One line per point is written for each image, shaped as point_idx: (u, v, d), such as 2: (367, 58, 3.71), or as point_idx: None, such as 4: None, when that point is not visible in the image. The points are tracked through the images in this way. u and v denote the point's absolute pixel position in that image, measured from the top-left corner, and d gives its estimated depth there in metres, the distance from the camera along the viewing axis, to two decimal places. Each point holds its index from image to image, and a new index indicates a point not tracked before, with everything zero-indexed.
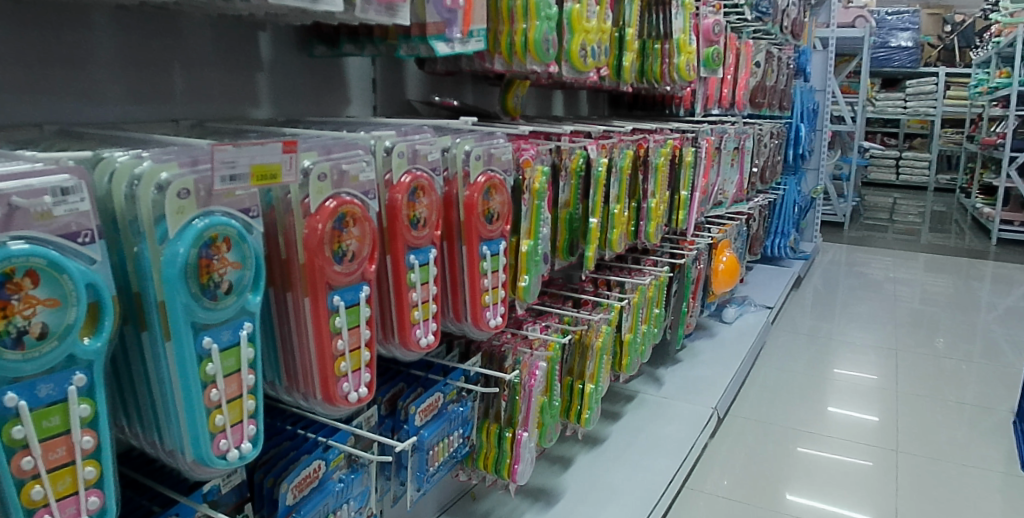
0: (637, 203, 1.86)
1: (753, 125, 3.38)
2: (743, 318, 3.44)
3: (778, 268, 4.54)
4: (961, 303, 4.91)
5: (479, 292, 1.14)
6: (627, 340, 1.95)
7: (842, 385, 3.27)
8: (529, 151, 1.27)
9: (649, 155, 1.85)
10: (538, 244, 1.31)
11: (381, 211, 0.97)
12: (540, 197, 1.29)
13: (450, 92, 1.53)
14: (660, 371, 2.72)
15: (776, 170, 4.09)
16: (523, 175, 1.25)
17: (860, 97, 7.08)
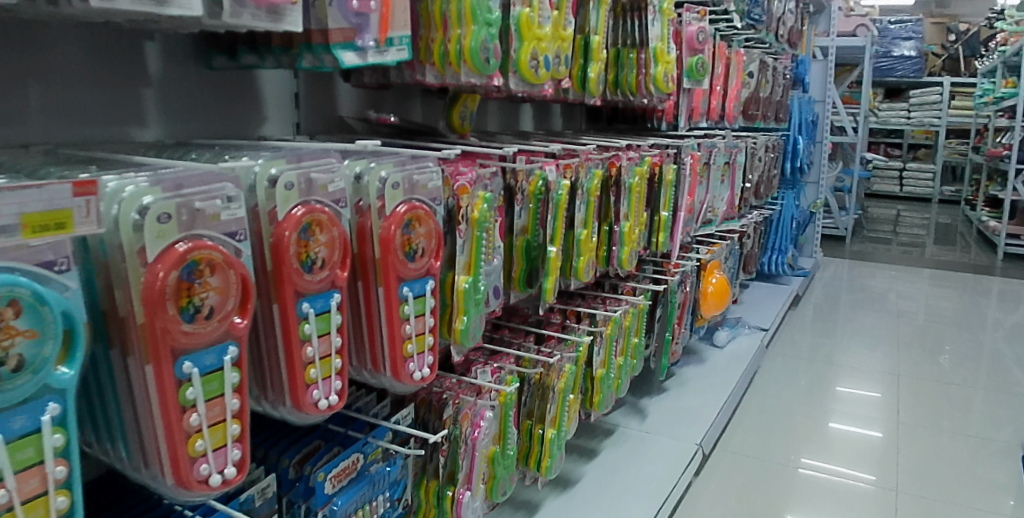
0: (610, 226, 1.69)
1: (745, 138, 3.22)
2: (736, 341, 3.27)
3: (775, 286, 4.37)
4: (966, 320, 4.73)
5: (401, 339, 0.98)
6: (599, 376, 1.79)
7: (841, 410, 3.09)
8: (467, 175, 1.12)
9: (622, 175, 1.70)
10: (479, 281, 1.15)
11: (265, 251, 0.81)
12: (481, 227, 1.14)
13: (391, 106, 1.38)
14: (644, 401, 2.55)
15: (771, 184, 3.92)
16: (458, 203, 1.09)
17: (861, 108, 6.92)
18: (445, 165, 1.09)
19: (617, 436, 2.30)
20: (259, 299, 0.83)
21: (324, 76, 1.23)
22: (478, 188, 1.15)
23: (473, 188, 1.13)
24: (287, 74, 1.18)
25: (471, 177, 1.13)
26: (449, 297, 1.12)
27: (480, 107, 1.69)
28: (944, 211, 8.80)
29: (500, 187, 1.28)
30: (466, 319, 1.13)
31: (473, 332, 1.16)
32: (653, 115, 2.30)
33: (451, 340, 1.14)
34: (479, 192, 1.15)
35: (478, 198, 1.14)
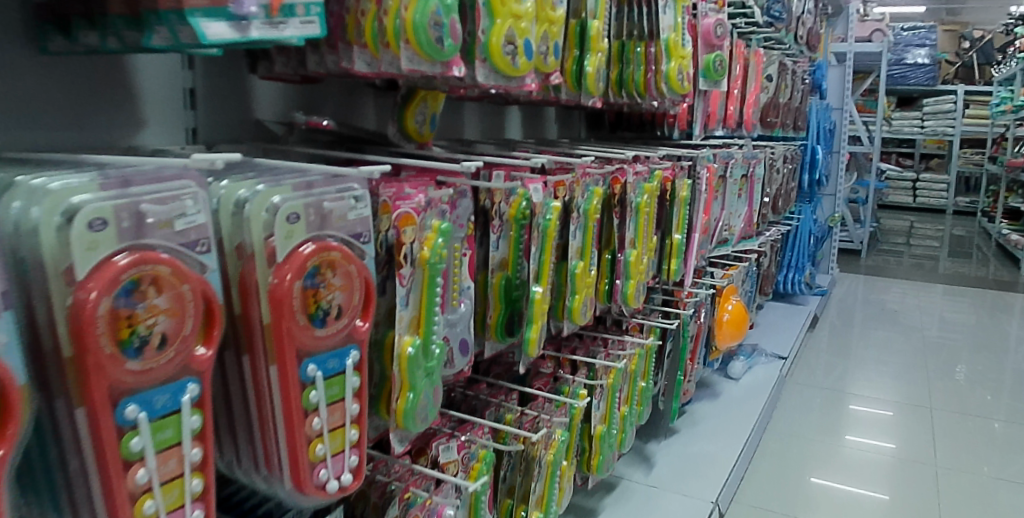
0: (611, 254, 1.39)
1: (764, 148, 2.92)
2: (753, 372, 2.94)
3: (792, 307, 4.05)
4: (997, 342, 4.39)
5: (305, 441, 0.68)
6: (599, 434, 1.48)
7: (854, 454, 2.73)
8: (416, 196, 0.81)
9: (628, 193, 1.40)
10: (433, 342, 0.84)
11: (59, 324, 0.52)
12: (434, 269, 0.82)
13: (329, 108, 1.10)
14: (652, 447, 2.24)
15: (789, 198, 3.62)
16: (399, 236, 0.78)
17: (878, 116, 6.61)
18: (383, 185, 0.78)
19: (619, 492, 1.98)
20: (57, 398, 0.54)
21: (230, 71, 0.96)
22: (433, 213, 0.84)
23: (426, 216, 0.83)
24: (177, 63, 0.90)
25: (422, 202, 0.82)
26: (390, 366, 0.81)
27: (454, 109, 1.39)
28: (959, 223, 8.44)
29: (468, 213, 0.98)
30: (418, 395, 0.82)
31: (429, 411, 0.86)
32: (663, 121, 2.00)
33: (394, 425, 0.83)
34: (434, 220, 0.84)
35: (434, 227, 0.83)
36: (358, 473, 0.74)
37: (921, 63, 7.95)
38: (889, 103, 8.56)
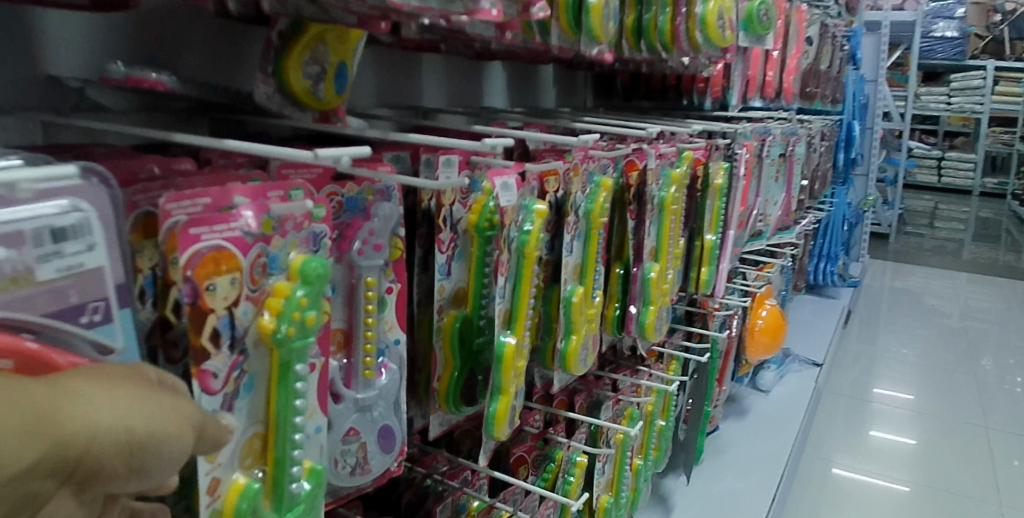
0: (623, 268, 1.02)
1: (803, 124, 2.50)
2: (786, 382, 2.54)
3: (824, 301, 3.62)
4: None
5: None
6: (603, 509, 1.10)
7: (877, 453, 2.44)
8: (240, 223, 0.48)
9: (649, 184, 1.01)
10: (295, 475, 0.53)
11: None
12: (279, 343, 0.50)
13: (190, 70, 0.73)
14: (669, 484, 1.85)
15: (825, 180, 3.20)
16: (201, 297, 0.46)
17: (913, 91, 6.13)
18: (170, 200, 0.45)
19: None
20: None
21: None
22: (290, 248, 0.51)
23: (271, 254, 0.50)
24: None
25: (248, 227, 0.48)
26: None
27: (410, 63, 1.02)
28: (990, 204, 7.88)
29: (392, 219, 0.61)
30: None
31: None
32: (692, 86, 1.61)
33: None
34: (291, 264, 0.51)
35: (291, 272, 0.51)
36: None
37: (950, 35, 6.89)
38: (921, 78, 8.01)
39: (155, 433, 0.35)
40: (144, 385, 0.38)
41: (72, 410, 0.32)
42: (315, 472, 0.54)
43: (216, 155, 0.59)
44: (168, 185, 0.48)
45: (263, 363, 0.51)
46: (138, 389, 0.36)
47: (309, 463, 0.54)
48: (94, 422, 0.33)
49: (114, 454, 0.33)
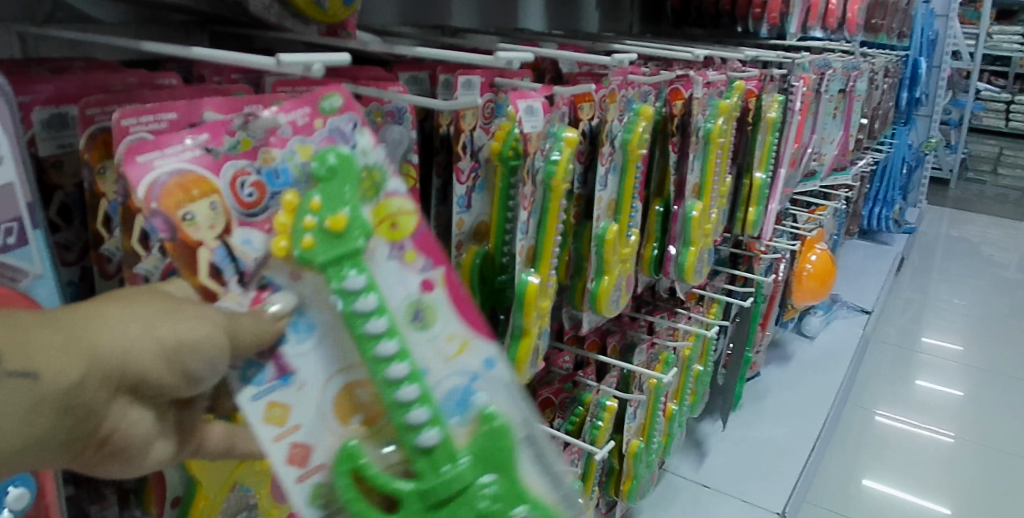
0: (663, 206, 0.95)
1: (865, 58, 2.34)
2: (831, 328, 2.46)
3: (876, 246, 3.48)
4: None
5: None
6: (631, 454, 1.06)
7: (925, 406, 2.33)
8: (199, 145, 0.43)
9: (694, 115, 0.93)
10: (412, 427, 0.45)
11: None
12: (312, 253, 0.43)
13: None
14: (705, 429, 1.81)
15: (884, 120, 3.03)
16: (180, 228, 0.41)
17: (989, 27, 5.72)
18: (126, 115, 0.42)
19: (662, 490, 1.57)
20: None
21: None
22: (295, 155, 0.46)
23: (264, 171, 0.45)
24: None
25: (212, 145, 0.44)
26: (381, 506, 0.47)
27: None
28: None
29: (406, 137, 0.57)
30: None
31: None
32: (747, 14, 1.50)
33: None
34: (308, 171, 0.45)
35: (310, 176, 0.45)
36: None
37: None
38: None
39: (185, 349, 0.35)
40: (168, 301, 0.36)
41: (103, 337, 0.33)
42: (436, 419, 0.46)
43: (209, 72, 0.54)
44: (132, 98, 0.45)
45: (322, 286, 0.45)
46: (183, 304, 0.37)
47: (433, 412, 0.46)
48: (152, 362, 0.34)
49: (172, 375, 0.35)
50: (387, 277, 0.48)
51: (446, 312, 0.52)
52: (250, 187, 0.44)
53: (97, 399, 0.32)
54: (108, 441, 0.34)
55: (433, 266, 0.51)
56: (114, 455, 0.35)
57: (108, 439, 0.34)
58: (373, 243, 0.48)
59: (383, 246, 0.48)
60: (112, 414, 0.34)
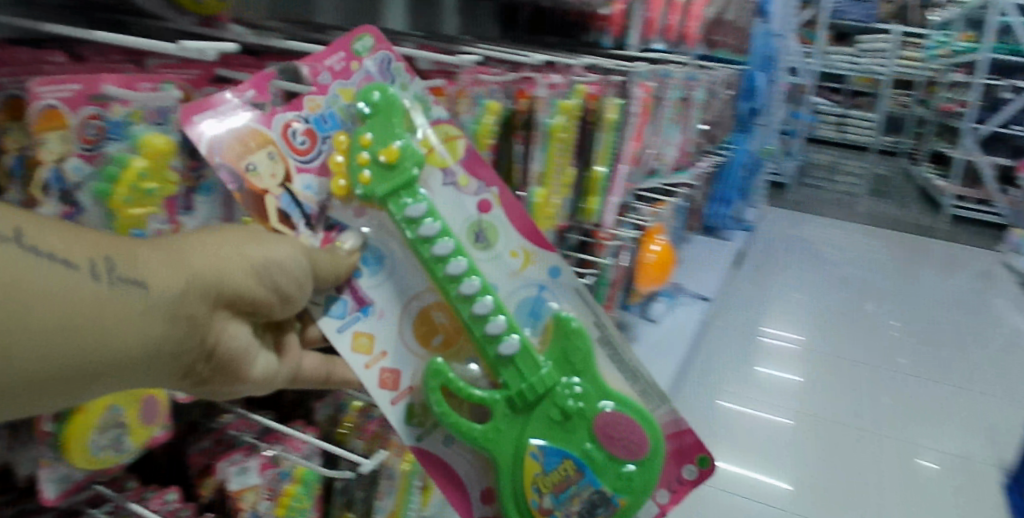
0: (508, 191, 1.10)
1: (705, 69, 2.60)
2: (675, 313, 2.72)
3: (718, 240, 3.84)
4: (915, 271, 4.24)
5: (468, 500, 0.89)
6: None
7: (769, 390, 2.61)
8: (252, 111, 0.79)
9: (536, 112, 1.07)
10: (488, 324, 0.82)
11: None
12: (370, 168, 0.79)
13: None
14: None
15: (725, 127, 3.36)
16: (250, 171, 0.78)
17: (820, 47, 6.40)
18: (198, 106, 0.76)
19: None
20: None
21: None
22: (338, 99, 0.82)
23: (311, 120, 0.81)
24: None
25: (259, 101, 0.79)
26: (477, 413, 0.86)
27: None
28: None
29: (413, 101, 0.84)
30: (533, 437, 0.83)
31: (597, 458, 0.83)
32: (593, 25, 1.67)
33: (541, 498, 0.83)
34: (352, 112, 0.82)
35: (356, 116, 0.81)
36: (491, 499, 0.89)
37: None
38: None
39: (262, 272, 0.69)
40: (250, 239, 0.69)
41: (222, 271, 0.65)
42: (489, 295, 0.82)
43: None
44: None
45: (403, 200, 0.80)
46: (260, 238, 0.70)
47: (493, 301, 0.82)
48: (252, 281, 0.68)
49: (261, 288, 0.69)
50: (450, 203, 0.85)
51: (504, 229, 0.88)
52: (301, 134, 0.81)
53: (202, 308, 0.63)
54: (216, 343, 0.67)
55: (486, 188, 0.88)
56: (228, 335, 0.69)
57: (229, 323, 0.68)
58: (429, 174, 0.84)
59: (439, 173, 0.85)
60: (216, 320, 0.66)
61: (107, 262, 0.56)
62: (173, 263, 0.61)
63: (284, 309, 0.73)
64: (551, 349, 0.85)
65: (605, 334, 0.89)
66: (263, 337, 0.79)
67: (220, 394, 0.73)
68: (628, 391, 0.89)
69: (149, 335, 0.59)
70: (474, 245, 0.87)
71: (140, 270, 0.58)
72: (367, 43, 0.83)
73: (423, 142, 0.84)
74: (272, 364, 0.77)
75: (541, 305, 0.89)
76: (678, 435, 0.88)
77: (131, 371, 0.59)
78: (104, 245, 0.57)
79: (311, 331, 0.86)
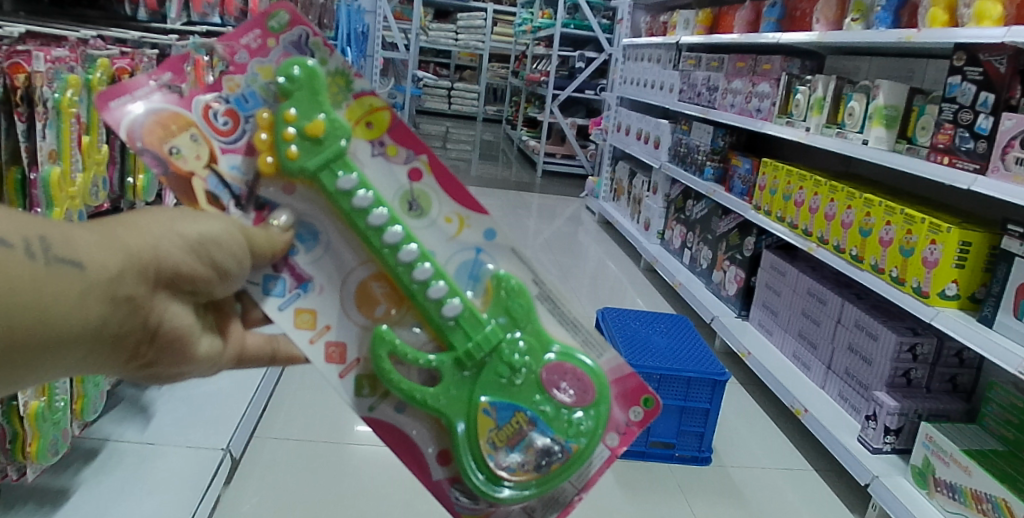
0: (20, 173, 1.12)
1: None
2: None
3: None
4: (512, 214, 4.81)
5: (425, 460, 0.79)
6: (32, 415, 1.21)
7: None
8: (168, 93, 0.73)
9: (37, 87, 1.08)
10: (421, 277, 0.74)
11: None
12: (291, 143, 0.71)
13: None
14: (150, 395, 1.83)
15: None
16: (170, 156, 0.70)
17: (413, 23, 6.82)
18: (108, 97, 0.71)
19: (104, 459, 1.55)
20: None
21: None
22: (257, 78, 0.73)
23: (232, 100, 0.73)
24: None
25: (178, 83, 0.74)
26: (424, 378, 0.78)
27: None
28: (489, 127, 9.08)
29: (336, 73, 0.74)
30: (482, 394, 0.76)
31: (549, 410, 0.78)
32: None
33: (496, 453, 0.76)
34: (274, 90, 0.73)
35: (278, 93, 0.73)
36: (449, 460, 0.79)
37: None
38: (427, 15, 8.90)
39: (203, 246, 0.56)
40: (179, 216, 0.55)
41: (151, 245, 0.51)
42: (428, 257, 0.75)
43: None
44: None
45: (331, 169, 0.72)
46: (187, 216, 0.56)
47: (432, 262, 0.75)
48: (190, 257, 0.54)
49: (204, 268, 0.55)
50: (379, 174, 0.75)
51: (437, 193, 0.77)
52: (223, 115, 0.72)
53: (143, 288, 0.50)
54: (160, 326, 0.53)
55: (415, 154, 0.76)
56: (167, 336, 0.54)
57: (166, 320, 0.53)
58: (357, 143, 0.75)
59: (365, 144, 0.75)
60: (158, 300, 0.52)
61: (43, 241, 0.42)
62: (107, 240, 0.48)
63: (225, 287, 0.59)
64: (495, 307, 0.77)
65: (545, 290, 0.80)
66: (207, 317, 0.64)
67: (164, 380, 0.59)
68: (570, 342, 0.80)
69: (87, 318, 0.46)
70: (406, 213, 0.76)
71: (75, 248, 0.45)
72: (284, 16, 0.74)
73: (348, 115, 0.74)
74: (215, 345, 0.63)
75: (479, 268, 0.78)
76: (623, 378, 0.81)
77: (68, 358, 0.46)
78: (32, 222, 0.43)
79: (253, 312, 0.74)
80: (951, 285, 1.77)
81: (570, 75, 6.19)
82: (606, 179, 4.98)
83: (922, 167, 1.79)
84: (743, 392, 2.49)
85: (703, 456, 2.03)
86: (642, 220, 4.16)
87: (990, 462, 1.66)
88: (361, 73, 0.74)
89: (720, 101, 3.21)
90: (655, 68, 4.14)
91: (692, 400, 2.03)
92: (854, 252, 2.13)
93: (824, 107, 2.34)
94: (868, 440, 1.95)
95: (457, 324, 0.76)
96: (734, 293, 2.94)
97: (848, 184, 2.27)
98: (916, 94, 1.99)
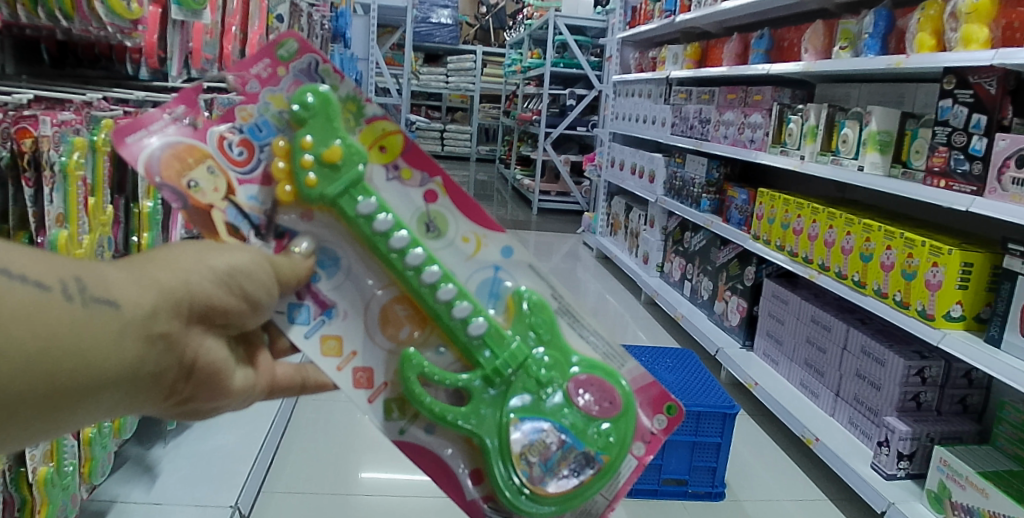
0: (28, 237, 1.11)
1: None
2: None
3: None
4: None
5: (458, 481, 0.78)
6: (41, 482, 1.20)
7: None
8: (181, 125, 0.73)
9: (44, 151, 1.10)
10: (445, 298, 0.74)
11: None
12: (307, 172, 0.72)
13: None
14: (156, 453, 1.81)
15: None
16: (187, 191, 0.70)
17: (405, 69, 6.92)
18: (123, 133, 0.71)
19: None
20: None
21: None
22: (270, 106, 0.74)
23: (246, 130, 0.73)
24: None
25: (191, 116, 0.74)
26: (451, 398, 0.77)
27: None
28: (481, 166, 9.13)
29: (350, 98, 0.75)
30: (512, 410, 0.75)
31: (577, 421, 0.76)
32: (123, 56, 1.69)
33: (530, 468, 0.74)
34: (287, 118, 0.73)
35: (291, 121, 0.73)
36: (482, 478, 0.77)
37: (444, 22, 8.61)
38: (418, 59, 9.05)
39: (228, 279, 0.55)
40: (204, 249, 0.55)
41: (184, 281, 0.51)
42: (451, 277, 0.75)
43: None
44: None
45: (350, 193, 0.72)
46: (212, 248, 0.56)
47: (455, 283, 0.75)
48: (221, 290, 0.54)
49: (233, 299, 0.55)
50: (396, 198, 0.76)
51: (453, 214, 0.77)
52: (238, 145, 0.72)
53: (177, 324, 0.49)
54: (195, 360, 0.53)
55: (430, 177, 0.76)
56: (202, 370, 0.53)
57: (200, 354, 0.53)
58: (374, 167, 0.75)
59: (380, 168, 0.76)
60: (194, 335, 0.52)
61: (78, 282, 0.42)
62: (140, 278, 0.48)
63: (256, 319, 0.59)
64: (518, 323, 0.77)
65: (565, 304, 0.80)
66: (235, 349, 0.64)
67: (202, 416, 0.59)
68: (592, 354, 0.80)
69: (125, 360, 0.45)
70: (425, 235, 0.77)
71: (109, 288, 0.44)
72: (292, 45, 0.75)
73: (362, 139, 0.75)
74: (249, 378, 0.63)
75: (499, 286, 0.78)
76: (644, 387, 0.81)
77: (108, 400, 0.46)
78: (68, 264, 0.42)
79: (280, 342, 0.74)
80: (956, 306, 1.77)
81: (562, 112, 6.25)
82: (602, 213, 5.00)
83: (919, 192, 1.80)
84: (752, 424, 2.46)
85: (717, 492, 1.99)
86: (641, 253, 4.16)
87: (1006, 483, 1.63)
88: (373, 98, 0.75)
89: (713, 132, 3.24)
90: (646, 103, 4.19)
91: (703, 435, 2.00)
92: (856, 278, 2.13)
93: (818, 135, 2.37)
94: (881, 466, 1.92)
95: (483, 340, 0.75)
96: (737, 324, 2.92)
97: (846, 210, 2.28)
98: (908, 118, 2.01)
